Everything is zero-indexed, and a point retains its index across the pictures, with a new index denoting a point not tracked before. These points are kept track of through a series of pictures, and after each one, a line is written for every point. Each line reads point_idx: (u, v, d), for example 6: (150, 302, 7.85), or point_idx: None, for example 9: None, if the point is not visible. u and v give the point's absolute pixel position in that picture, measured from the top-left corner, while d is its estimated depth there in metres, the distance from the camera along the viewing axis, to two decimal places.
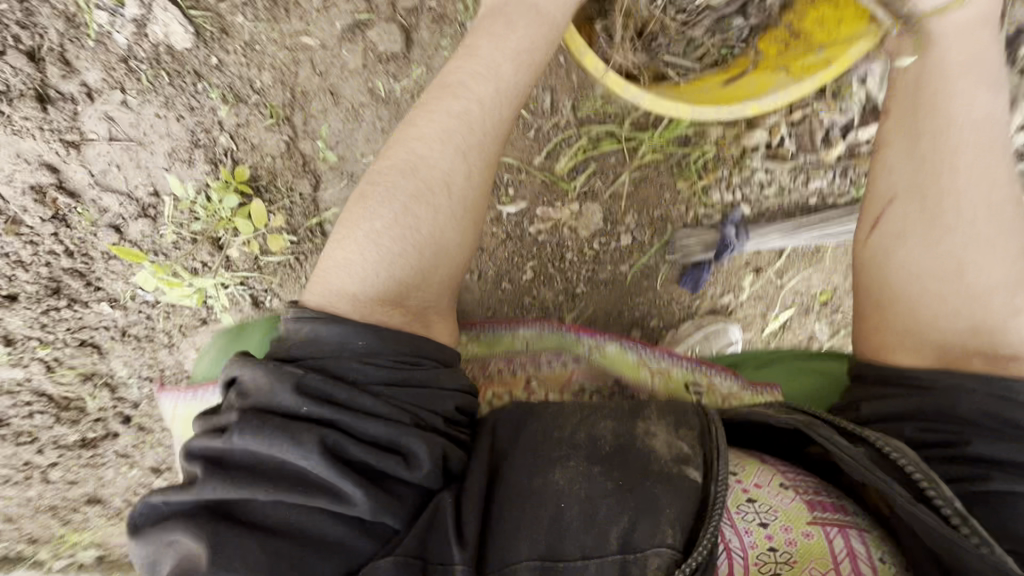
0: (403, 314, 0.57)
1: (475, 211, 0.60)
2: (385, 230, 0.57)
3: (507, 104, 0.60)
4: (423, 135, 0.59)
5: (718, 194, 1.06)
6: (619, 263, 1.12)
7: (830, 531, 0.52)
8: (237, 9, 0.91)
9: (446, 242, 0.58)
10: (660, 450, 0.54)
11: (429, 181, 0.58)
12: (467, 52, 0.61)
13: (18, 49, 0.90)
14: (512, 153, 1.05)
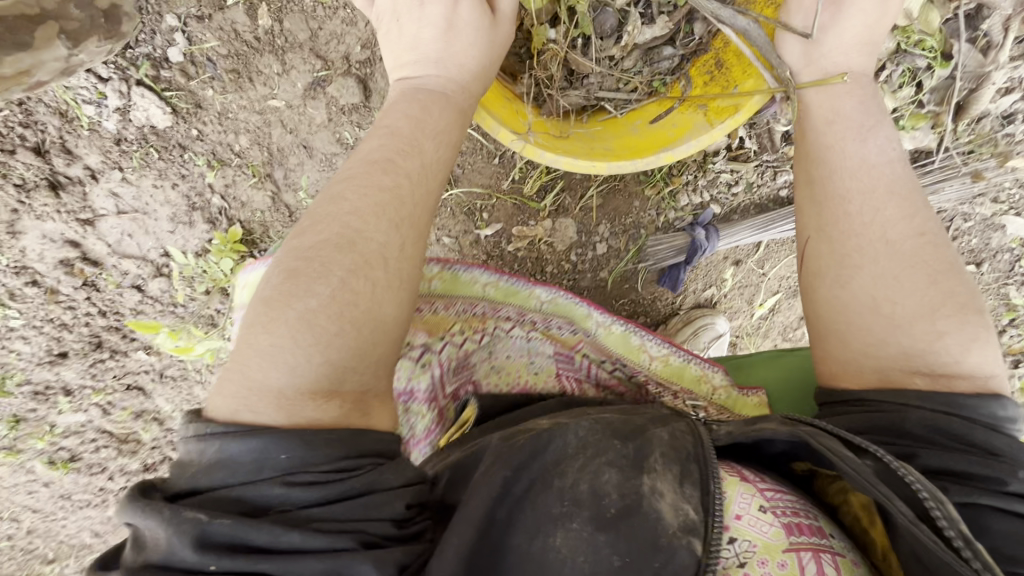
0: (339, 405, 0.47)
1: (414, 283, 0.54)
2: (318, 311, 0.48)
3: (432, 185, 0.59)
4: (357, 207, 0.53)
5: (685, 198, 1.08)
6: (597, 271, 1.15)
7: (805, 558, 0.48)
8: (206, 83, 0.97)
9: (385, 321, 0.51)
10: (669, 518, 0.50)
11: (366, 256, 0.51)
12: (386, 130, 0.59)
13: (26, 146, 0.99)
14: (481, 181, 1.09)
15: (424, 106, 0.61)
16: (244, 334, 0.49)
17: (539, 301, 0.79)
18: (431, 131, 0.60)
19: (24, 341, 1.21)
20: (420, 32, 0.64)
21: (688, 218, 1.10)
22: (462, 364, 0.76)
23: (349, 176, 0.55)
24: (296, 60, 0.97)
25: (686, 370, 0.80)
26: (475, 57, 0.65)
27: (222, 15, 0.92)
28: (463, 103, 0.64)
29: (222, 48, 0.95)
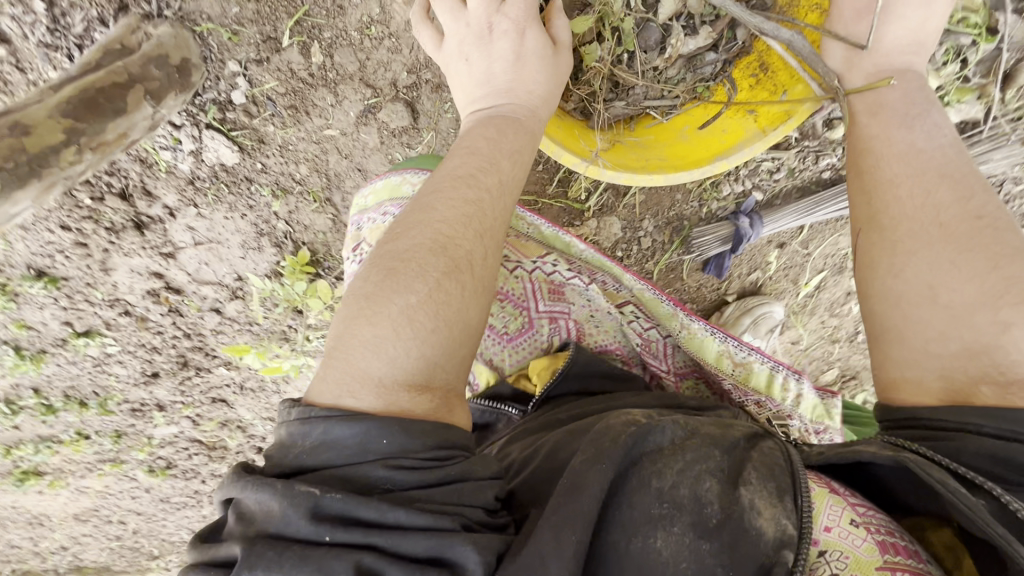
0: (430, 401, 0.49)
1: (494, 287, 0.56)
2: (417, 308, 0.50)
3: (510, 199, 0.61)
4: (446, 215, 0.55)
5: (727, 188, 1.10)
6: (643, 263, 1.20)
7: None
8: (268, 119, 1.04)
9: (471, 322, 0.53)
10: (769, 531, 0.49)
11: (457, 259, 0.53)
12: (466, 148, 0.62)
13: (112, 192, 1.09)
14: (527, 188, 1.12)
15: (500, 130, 0.63)
16: (342, 328, 0.50)
17: (630, 280, 0.89)
18: (507, 151, 0.62)
19: (121, 365, 1.34)
20: (489, 65, 0.66)
21: (727, 208, 1.13)
22: (555, 294, 0.87)
23: (438, 187, 0.58)
24: (347, 91, 1.02)
25: (771, 379, 0.82)
26: (543, 83, 0.67)
27: (278, 56, 0.98)
28: (536, 127, 0.67)
29: (280, 87, 1.01)
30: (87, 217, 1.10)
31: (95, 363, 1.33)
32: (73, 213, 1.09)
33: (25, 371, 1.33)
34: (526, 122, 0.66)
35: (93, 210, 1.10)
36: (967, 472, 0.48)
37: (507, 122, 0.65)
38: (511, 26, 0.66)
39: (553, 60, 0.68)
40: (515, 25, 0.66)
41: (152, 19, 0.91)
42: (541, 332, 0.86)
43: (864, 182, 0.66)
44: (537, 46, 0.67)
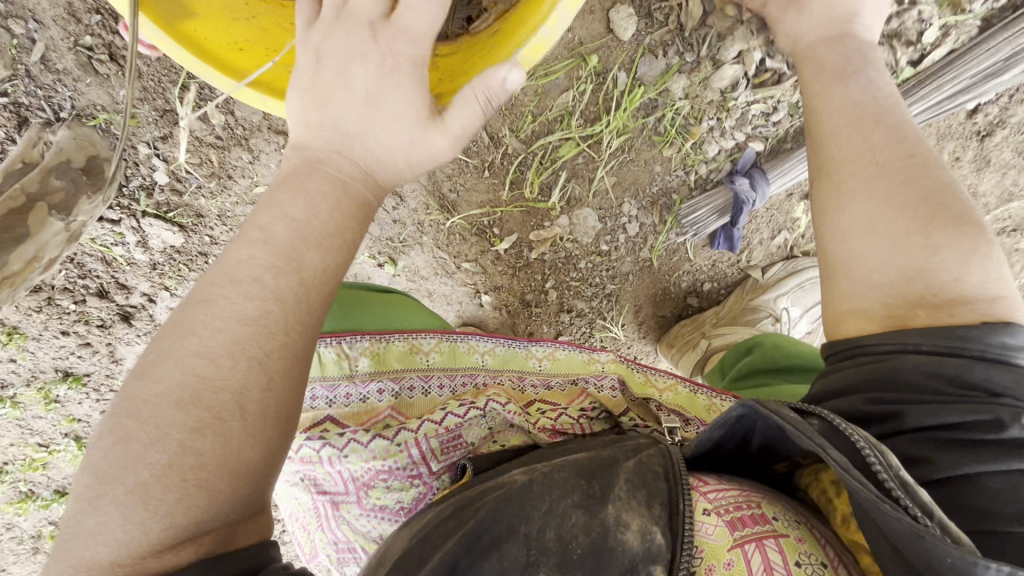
0: (197, 552, 0.38)
1: (288, 410, 0.42)
2: (153, 483, 0.37)
3: (314, 304, 0.44)
4: (208, 345, 0.40)
5: (714, 148, 0.88)
6: (637, 251, 1.02)
7: (750, 551, 0.46)
8: (196, 192, 0.99)
9: (246, 467, 0.40)
10: (635, 547, 0.46)
11: (216, 407, 0.39)
12: (257, 234, 0.43)
13: (91, 292, 1.11)
14: (480, 199, 0.99)
15: (293, 195, 0.45)
16: (72, 502, 0.38)
17: (538, 362, 0.80)
18: (313, 237, 0.44)
19: None
20: (310, 86, 0.48)
21: (717, 170, 0.91)
22: (453, 444, 0.67)
23: (201, 301, 0.41)
24: (261, 142, 0.96)
25: (695, 402, 0.75)
26: (380, 128, 0.47)
27: (179, 127, 0.93)
28: (368, 196, 0.48)
29: (193, 157, 0.95)
30: (78, 320, 1.14)
31: None
32: (65, 320, 1.13)
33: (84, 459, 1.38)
34: (347, 184, 0.47)
35: (80, 312, 1.13)
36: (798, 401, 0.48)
37: (322, 181, 0.46)
38: (349, 33, 0.48)
39: (396, 85, 0.47)
40: (347, 41, 0.48)
41: (50, 125, 0.87)
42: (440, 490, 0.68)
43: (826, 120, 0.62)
44: (374, 71, 0.47)
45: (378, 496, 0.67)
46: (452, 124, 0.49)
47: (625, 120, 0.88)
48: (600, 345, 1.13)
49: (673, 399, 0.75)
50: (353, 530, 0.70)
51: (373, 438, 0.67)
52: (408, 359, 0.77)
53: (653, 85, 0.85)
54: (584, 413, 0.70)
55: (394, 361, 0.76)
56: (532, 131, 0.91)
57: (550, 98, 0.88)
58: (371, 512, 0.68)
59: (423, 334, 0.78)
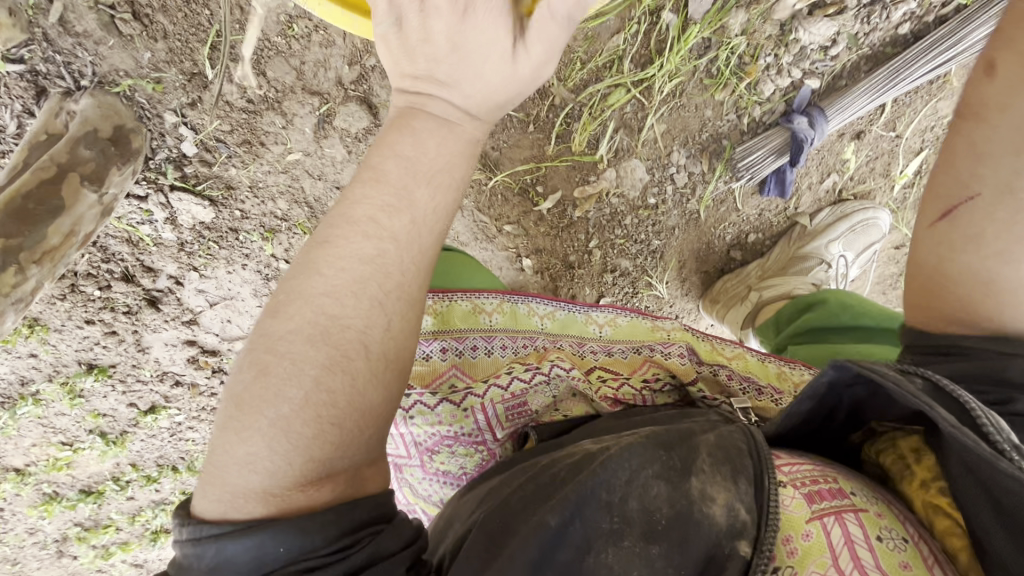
0: (333, 491, 0.39)
1: (405, 356, 0.42)
2: (293, 418, 0.37)
3: (427, 245, 0.42)
4: (334, 283, 0.40)
5: (770, 87, 0.86)
6: (684, 203, 1.00)
7: (829, 523, 0.46)
8: (228, 162, 0.94)
9: (370, 408, 0.40)
10: (717, 519, 0.47)
11: (345, 347, 0.39)
12: (368, 174, 0.42)
13: (116, 276, 1.06)
14: (525, 155, 0.96)
15: (401, 136, 0.42)
16: (215, 431, 0.39)
17: (598, 328, 0.77)
18: (422, 175, 0.42)
19: (193, 430, 1.34)
20: (393, 35, 0.42)
21: (772, 111, 0.89)
22: (517, 412, 0.65)
23: (323, 243, 0.41)
24: (295, 107, 0.91)
25: (764, 369, 0.72)
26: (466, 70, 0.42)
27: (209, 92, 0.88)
28: (476, 134, 0.45)
29: (224, 125, 0.90)
30: (104, 307, 1.09)
31: (172, 435, 1.34)
32: (90, 306, 1.08)
33: (115, 455, 1.34)
34: (453, 125, 0.43)
35: (105, 299, 1.08)
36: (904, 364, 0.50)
37: (428, 122, 0.43)
38: None
39: (484, 10, 0.40)
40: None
41: (72, 93, 0.82)
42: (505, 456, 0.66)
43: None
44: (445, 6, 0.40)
45: (442, 461, 0.66)
46: (550, 29, 0.42)
47: (678, 62, 0.85)
48: (643, 303, 1.11)
49: (741, 365, 0.72)
50: (416, 493, 0.70)
51: (440, 402, 0.65)
52: (471, 318, 0.74)
53: (705, 24, 0.81)
54: (648, 384, 0.67)
55: (457, 320, 0.74)
56: (581, 79, 0.88)
57: (601, 41, 0.85)
58: (433, 476, 0.67)
59: (484, 293, 0.75)
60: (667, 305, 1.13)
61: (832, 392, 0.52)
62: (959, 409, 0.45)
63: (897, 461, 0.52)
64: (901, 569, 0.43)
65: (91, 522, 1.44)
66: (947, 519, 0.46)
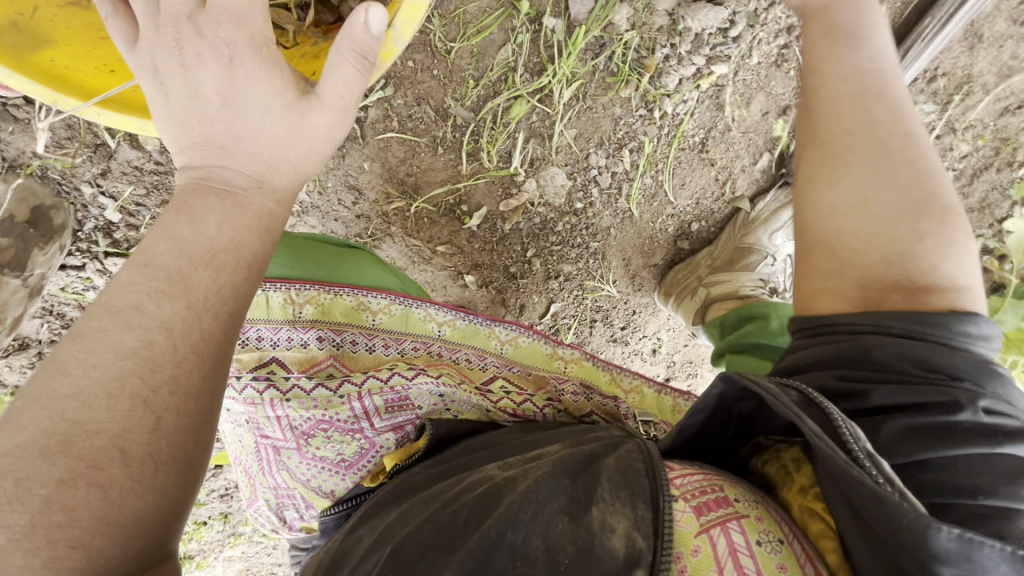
0: None
1: (187, 450, 0.35)
2: (10, 549, 0.30)
3: (211, 330, 0.36)
4: (82, 385, 0.33)
5: (673, 77, 0.84)
6: (614, 203, 0.97)
7: (715, 537, 0.51)
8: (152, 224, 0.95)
9: (130, 519, 0.33)
10: (616, 550, 0.49)
11: (91, 456, 0.32)
12: (137, 259, 0.36)
13: None
14: (442, 177, 0.94)
15: (176, 214, 0.37)
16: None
17: (499, 344, 0.79)
18: (199, 257, 0.37)
19: None
20: (163, 111, 0.39)
21: (682, 103, 0.86)
22: (398, 405, 0.68)
23: (76, 334, 0.35)
24: None
25: (659, 403, 0.76)
26: (257, 140, 0.38)
27: (115, 160, 0.89)
28: (268, 204, 0.40)
29: (139, 189, 0.92)
30: None
31: None
32: None
33: None
34: (237, 196, 0.38)
35: None
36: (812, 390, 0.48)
37: (206, 196, 0.38)
38: (174, 33, 0.37)
39: (247, 78, 0.37)
40: (169, 47, 0.37)
41: None
42: (387, 447, 0.68)
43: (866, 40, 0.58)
44: (221, 78, 0.37)
45: (319, 445, 0.68)
46: (330, 96, 0.40)
47: (573, 66, 0.83)
48: (594, 305, 1.09)
49: (638, 401, 0.76)
50: (295, 478, 0.69)
51: (316, 387, 0.67)
52: (354, 314, 0.75)
53: (592, 23, 0.80)
54: (551, 402, 0.72)
55: (338, 313, 0.74)
56: (477, 97, 0.86)
57: (489, 57, 0.83)
58: (312, 462, 0.68)
59: (372, 293, 0.75)
60: (619, 303, 1.10)
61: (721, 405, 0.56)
62: (825, 419, 0.45)
63: (779, 470, 0.57)
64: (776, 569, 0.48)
65: None
66: (820, 524, 0.50)
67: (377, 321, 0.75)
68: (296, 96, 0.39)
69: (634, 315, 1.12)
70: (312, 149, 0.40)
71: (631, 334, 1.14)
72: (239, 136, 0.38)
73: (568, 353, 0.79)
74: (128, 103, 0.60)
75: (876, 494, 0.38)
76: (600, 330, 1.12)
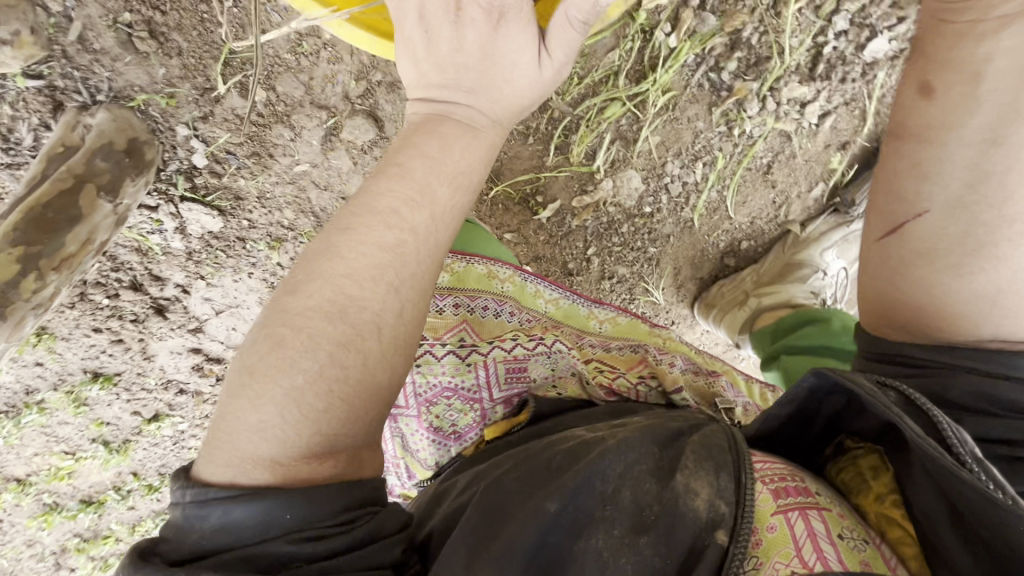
0: (335, 466, 0.39)
1: (413, 341, 0.44)
2: (305, 389, 0.38)
3: (443, 237, 0.46)
4: (353, 266, 0.41)
5: (756, 104, 0.92)
6: (679, 212, 1.03)
7: (793, 518, 0.48)
8: (235, 174, 0.97)
9: (378, 388, 0.42)
10: (700, 510, 0.48)
11: (360, 327, 0.41)
12: (395, 169, 0.45)
13: (124, 285, 1.08)
14: (525, 166, 1.00)
15: (427, 136, 0.47)
16: (225, 397, 0.39)
17: (599, 324, 0.82)
18: (445, 173, 0.46)
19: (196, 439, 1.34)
20: (424, 54, 0.49)
21: (760, 126, 0.94)
22: (517, 375, 0.69)
23: (341, 228, 0.43)
24: (303, 119, 0.94)
25: (745, 387, 0.79)
26: (499, 86, 0.49)
27: (220, 106, 0.91)
28: (495, 137, 0.51)
29: (234, 138, 0.94)
30: (111, 316, 1.11)
31: (176, 444, 1.34)
32: (98, 316, 1.10)
33: (117, 463, 1.33)
34: (477, 130, 0.49)
35: (113, 307, 1.10)
36: (918, 397, 0.49)
37: (453, 127, 0.48)
38: None
39: (506, 37, 0.47)
40: (445, 5, 0.47)
41: (88, 108, 0.86)
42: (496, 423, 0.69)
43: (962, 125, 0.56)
44: (485, 34, 0.47)
45: (439, 412, 0.68)
46: (559, 52, 0.48)
47: (670, 77, 0.91)
48: (641, 308, 1.13)
49: (730, 380, 0.77)
50: (406, 446, 0.70)
51: (448, 354, 0.70)
52: (485, 282, 0.78)
53: (695, 42, 0.89)
54: (642, 379, 0.72)
55: (471, 280, 0.77)
56: (577, 94, 0.93)
57: (596, 58, 0.91)
58: (428, 431, 0.68)
59: (500, 263, 0.79)
60: (664, 311, 1.15)
61: (813, 397, 0.54)
62: (928, 424, 0.46)
63: (857, 475, 0.53)
64: (860, 565, 0.45)
65: (90, 533, 1.41)
66: (900, 529, 0.48)
67: (504, 290, 0.79)
68: (538, 51, 0.48)
69: (673, 325, 1.17)
70: (535, 96, 0.51)
71: None
72: (489, 79, 0.48)
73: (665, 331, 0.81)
74: (363, 21, 0.63)
75: (995, 500, 0.40)
76: None
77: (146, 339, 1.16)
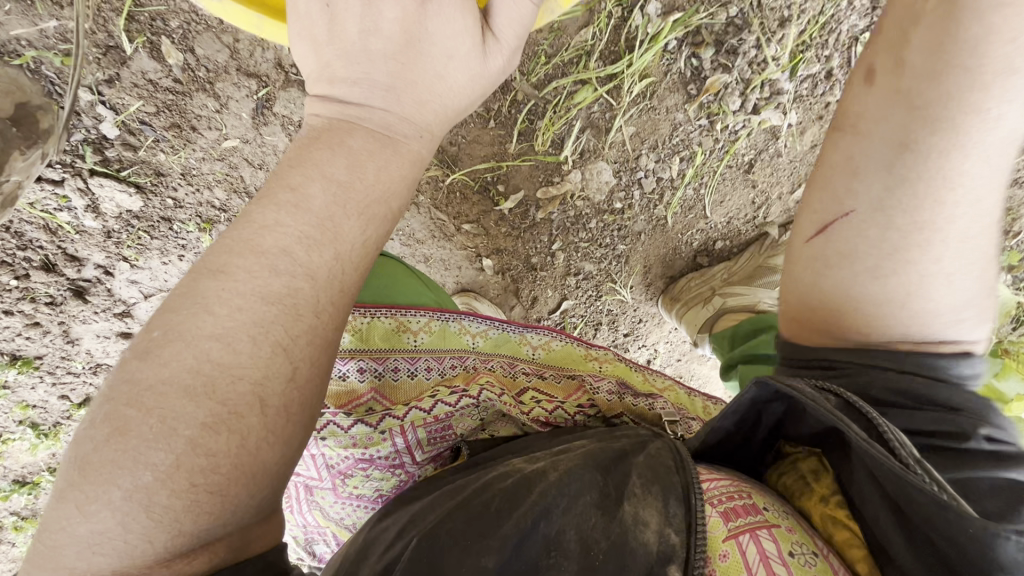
0: (210, 561, 0.35)
1: (310, 404, 0.39)
2: (156, 488, 0.33)
3: (349, 280, 0.39)
4: (225, 324, 0.35)
5: (737, 98, 0.84)
6: (652, 209, 0.95)
7: (745, 540, 0.42)
8: (153, 147, 0.85)
9: (261, 468, 0.36)
10: (648, 541, 0.42)
11: (235, 402, 0.35)
12: (287, 197, 0.37)
13: (34, 266, 0.90)
14: (485, 152, 0.91)
15: (332, 151, 0.39)
16: (55, 500, 0.34)
17: (532, 350, 0.75)
18: (354, 203, 0.38)
19: None
20: (327, 40, 0.40)
21: (744, 122, 0.86)
22: (440, 435, 0.63)
23: (217, 271, 0.36)
24: (229, 88, 0.84)
25: (692, 403, 0.74)
26: (427, 81, 0.41)
27: (128, 69, 0.79)
28: (422, 150, 0.42)
29: (149, 106, 0.82)
30: (22, 298, 0.92)
31: None
32: None
33: (48, 447, 1.09)
34: (397, 142, 0.40)
35: (23, 289, 0.91)
36: (853, 398, 0.46)
37: (366, 138, 0.39)
38: None
39: (437, 20, 0.40)
40: None
41: None
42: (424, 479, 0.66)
43: (911, 115, 0.49)
44: (409, 13, 0.40)
45: (357, 484, 0.64)
46: (506, 36, 0.42)
47: (647, 62, 0.82)
48: (607, 308, 1.06)
49: (672, 398, 0.72)
50: (326, 515, 0.68)
51: (355, 424, 0.61)
52: (394, 339, 0.70)
53: (672, 25, 0.80)
54: (581, 410, 0.67)
55: (378, 339, 0.69)
56: (544, 75, 0.85)
57: (568, 35, 0.82)
58: (348, 500, 0.66)
59: (412, 312, 0.72)
60: (631, 310, 1.08)
61: (755, 412, 0.50)
62: (870, 429, 0.43)
63: (798, 480, 0.49)
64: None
65: None
66: (844, 531, 0.44)
67: (418, 343, 0.70)
68: (478, 37, 0.41)
69: (641, 324, 1.11)
70: (474, 94, 0.43)
71: (633, 341, 1.13)
72: (412, 72, 0.40)
73: (601, 353, 0.76)
74: None
75: (938, 502, 0.37)
76: (603, 334, 1.09)
77: (52, 333, 0.97)
